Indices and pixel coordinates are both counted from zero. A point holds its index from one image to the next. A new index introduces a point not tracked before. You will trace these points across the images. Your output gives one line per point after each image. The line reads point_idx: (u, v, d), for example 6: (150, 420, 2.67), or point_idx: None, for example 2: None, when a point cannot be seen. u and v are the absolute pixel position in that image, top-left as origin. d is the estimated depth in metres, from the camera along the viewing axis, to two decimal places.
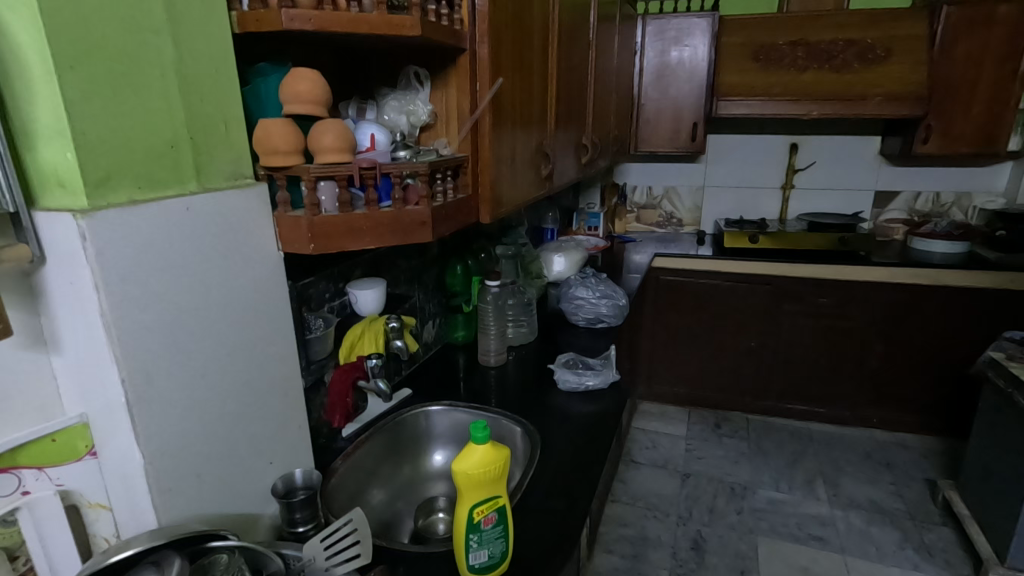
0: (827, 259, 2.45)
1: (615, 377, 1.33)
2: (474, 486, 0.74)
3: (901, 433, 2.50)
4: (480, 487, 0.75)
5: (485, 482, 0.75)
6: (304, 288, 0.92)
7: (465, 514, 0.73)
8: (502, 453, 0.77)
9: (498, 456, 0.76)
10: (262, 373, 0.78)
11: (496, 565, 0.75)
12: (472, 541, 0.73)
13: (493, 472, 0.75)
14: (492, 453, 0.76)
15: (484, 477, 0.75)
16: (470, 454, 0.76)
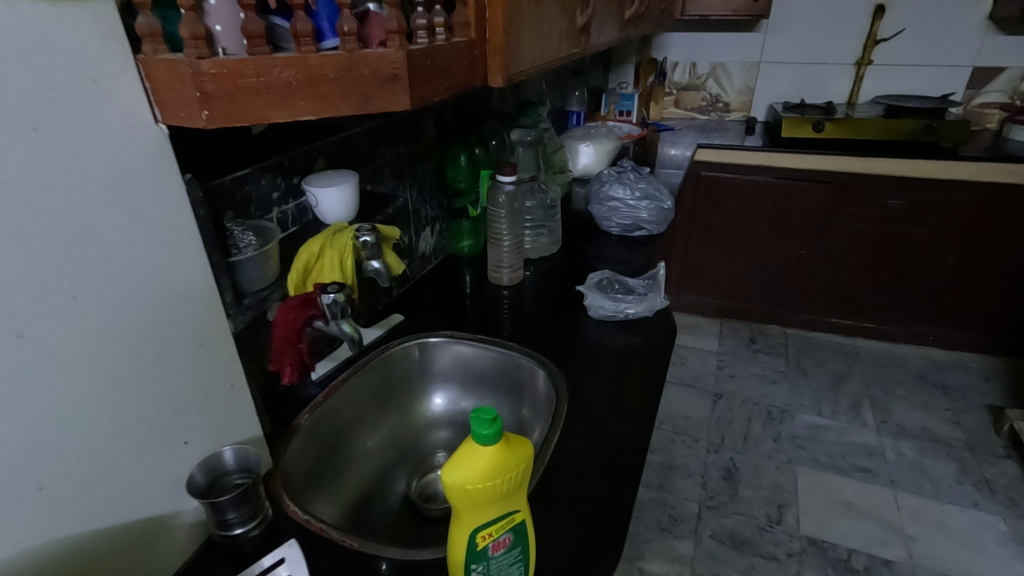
0: (907, 152, 2.04)
1: (662, 304, 1.04)
2: (476, 506, 0.50)
3: (960, 352, 2.25)
4: (485, 505, 0.50)
5: (494, 498, 0.50)
6: (235, 187, 0.67)
7: (463, 542, 0.51)
8: (518, 452, 0.52)
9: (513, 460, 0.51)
10: (149, 318, 0.51)
11: None
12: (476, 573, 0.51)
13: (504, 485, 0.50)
14: (502, 455, 0.51)
15: (492, 493, 0.50)
16: (468, 460, 0.50)
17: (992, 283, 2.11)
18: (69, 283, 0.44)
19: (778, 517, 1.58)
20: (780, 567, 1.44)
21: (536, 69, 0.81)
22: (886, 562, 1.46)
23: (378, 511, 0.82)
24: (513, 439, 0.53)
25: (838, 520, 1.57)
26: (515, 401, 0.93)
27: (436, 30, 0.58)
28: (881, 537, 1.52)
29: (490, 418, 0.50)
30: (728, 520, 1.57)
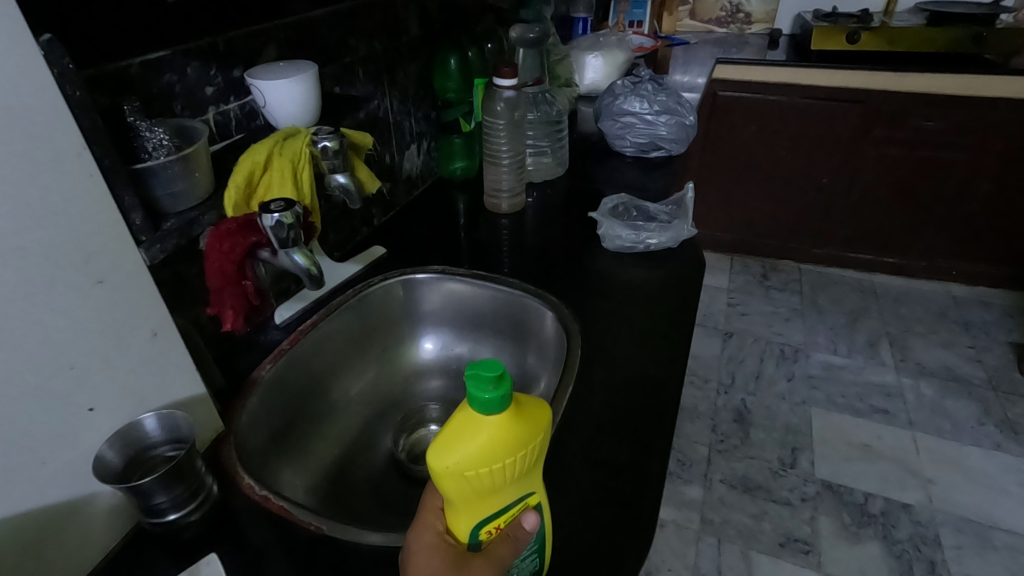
0: (949, 65, 1.83)
1: (689, 233, 0.90)
2: (478, 492, 0.40)
3: (983, 288, 2.13)
4: (487, 490, 0.40)
5: (499, 483, 0.40)
6: (144, 72, 0.50)
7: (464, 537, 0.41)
8: (530, 416, 0.41)
9: (524, 432, 0.40)
10: (9, 242, 0.36)
11: None
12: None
13: (515, 464, 0.40)
14: (512, 420, 0.40)
15: (498, 477, 0.40)
16: (466, 431, 0.39)
17: None
18: None
19: (791, 460, 1.50)
20: (793, 512, 1.38)
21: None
22: (904, 506, 1.39)
23: (359, 474, 0.70)
24: (526, 404, 0.42)
25: (854, 463, 1.49)
26: (518, 346, 0.79)
27: None
28: (899, 481, 1.45)
29: (495, 374, 0.38)
30: (739, 464, 1.49)
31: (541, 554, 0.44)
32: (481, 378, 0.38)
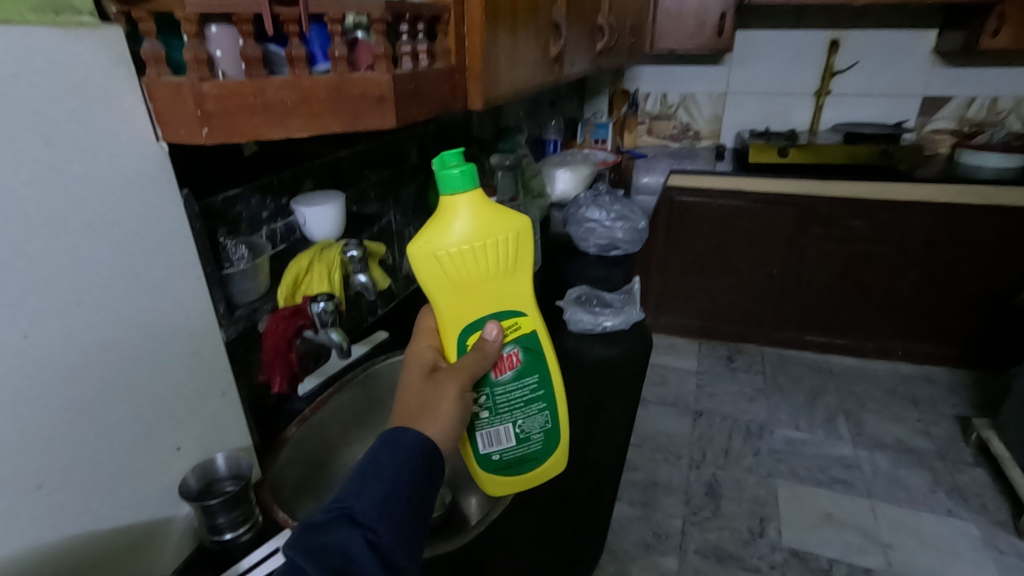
0: (866, 176, 2.15)
1: (638, 316, 1.09)
2: (461, 279, 0.65)
3: (928, 366, 2.33)
4: (464, 275, 0.65)
5: (470, 262, 0.64)
6: (224, 204, 0.68)
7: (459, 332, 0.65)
8: (495, 209, 0.65)
9: (477, 211, 0.63)
10: (146, 326, 0.53)
11: (533, 441, 0.68)
12: (479, 419, 0.65)
13: (482, 250, 0.64)
14: (476, 203, 0.64)
15: (469, 258, 0.64)
16: (442, 216, 0.64)
17: (954, 298, 2.21)
18: (67, 292, 0.46)
19: (760, 529, 1.60)
20: None
21: (501, 91, 0.80)
22: (866, 571, 1.48)
23: None
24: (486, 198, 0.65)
25: (819, 531, 1.60)
26: None
27: (420, 56, 0.62)
28: (860, 547, 1.55)
29: (453, 158, 0.62)
30: (712, 534, 1.59)
31: (525, 369, 0.66)
32: (446, 159, 0.62)
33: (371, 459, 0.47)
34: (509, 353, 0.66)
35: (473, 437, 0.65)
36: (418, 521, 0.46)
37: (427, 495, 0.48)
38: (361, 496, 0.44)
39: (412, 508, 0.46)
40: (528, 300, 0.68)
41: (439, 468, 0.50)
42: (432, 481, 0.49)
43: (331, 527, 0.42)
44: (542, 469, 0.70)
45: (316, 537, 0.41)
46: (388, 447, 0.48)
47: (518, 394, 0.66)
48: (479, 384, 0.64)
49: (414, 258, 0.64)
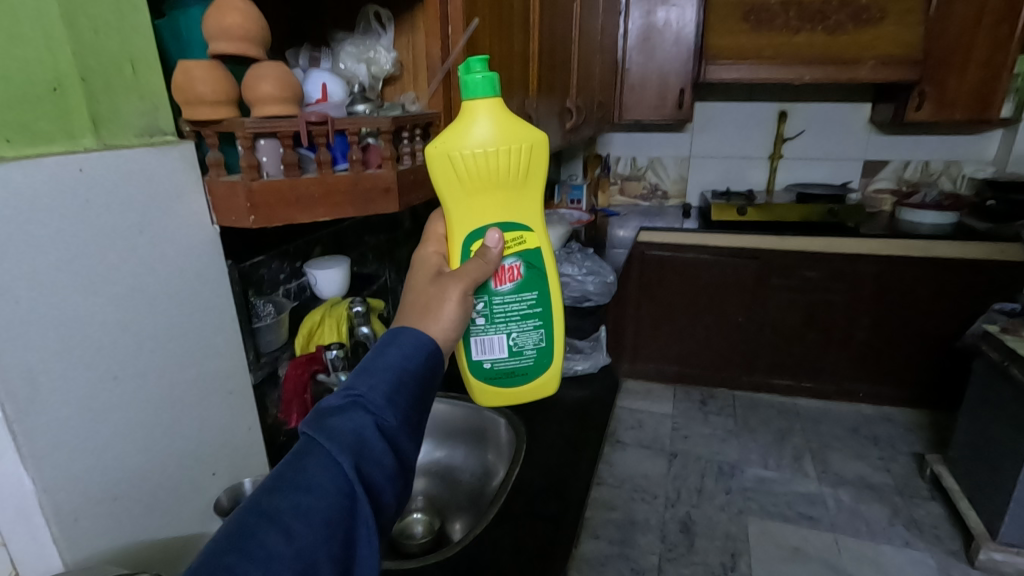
0: (816, 232, 2.36)
1: (605, 361, 1.24)
2: (473, 184, 0.70)
3: (888, 406, 2.48)
4: (476, 179, 0.70)
5: (482, 167, 0.69)
6: (251, 269, 0.81)
7: (466, 235, 0.71)
8: (515, 120, 0.68)
9: (495, 118, 0.67)
10: (197, 370, 0.66)
11: (523, 356, 0.77)
12: (475, 325, 0.74)
13: (497, 157, 0.68)
14: (496, 111, 0.67)
15: (484, 162, 0.68)
16: (461, 121, 0.67)
17: (905, 342, 2.38)
18: (146, 342, 0.59)
19: (732, 564, 1.69)
20: None
21: None
22: None
23: None
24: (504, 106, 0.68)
25: (786, 564, 1.69)
26: (481, 449, 1.08)
27: (416, 154, 0.79)
28: None
29: (477, 62, 0.66)
30: (686, 569, 1.68)
31: (522, 283, 0.74)
32: (470, 65, 0.66)
33: (379, 354, 0.52)
34: (510, 266, 0.73)
35: (468, 343, 0.75)
36: (421, 408, 0.52)
37: (429, 386, 0.53)
38: (372, 386, 0.49)
39: (416, 395, 0.51)
40: (534, 216, 0.73)
41: (440, 364, 0.56)
42: (434, 375, 0.54)
43: (345, 412, 0.47)
44: (529, 385, 0.79)
45: (331, 420, 0.46)
46: (396, 344, 0.53)
47: (515, 307, 0.74)
48: (479, 291, 0.72)
49: (430, 155, 0.68)
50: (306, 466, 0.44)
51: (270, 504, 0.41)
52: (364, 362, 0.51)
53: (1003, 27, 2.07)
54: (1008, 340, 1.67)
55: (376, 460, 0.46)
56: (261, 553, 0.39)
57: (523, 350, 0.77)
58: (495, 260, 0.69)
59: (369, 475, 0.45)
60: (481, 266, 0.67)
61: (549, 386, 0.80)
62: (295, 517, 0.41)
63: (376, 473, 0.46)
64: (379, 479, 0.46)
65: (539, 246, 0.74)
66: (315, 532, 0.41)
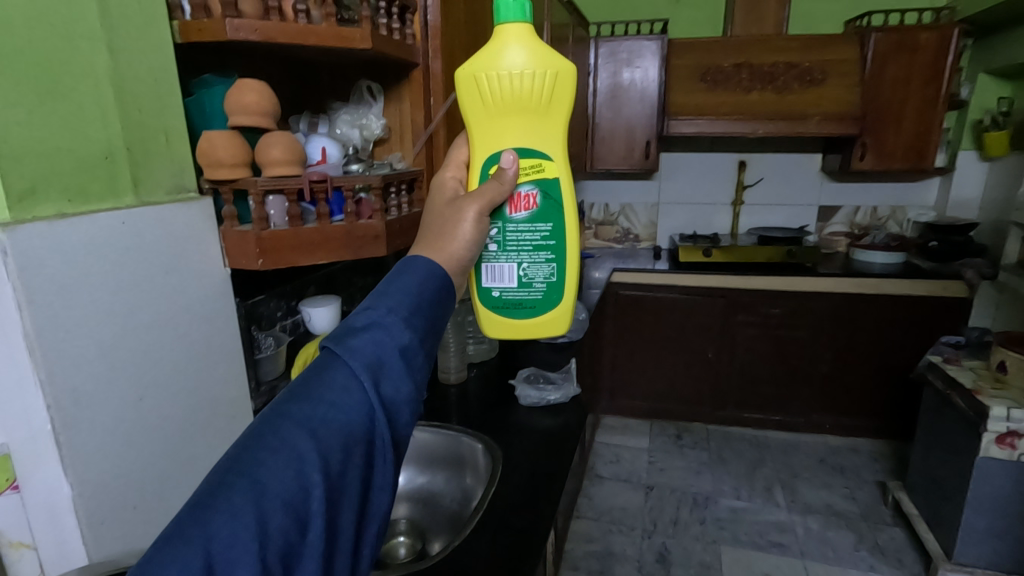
0: (777, 272, 2.51)
1: (576, 391, 1.34)
2: (498, 107, 0.75)
3: (853, 437, 2.59)
4: (499, 102, 0.74)
5: (506, 89, 0.74)
6: (253, 307, 0.91)
7: (486, 156, 0.75)
8: (545, 47, 0.73)
9: (524, 41, 0.72)
10: (206, 394, 0.75)
11: (532, 288, 0.80)
12: (487, 251, 0.77)
13: (522, 81, 0.73)
14: (527, 37, 0.72)
15: (508, 84, 0.73)
16: (493, 44, 0.73)
17: (865, 374, 2.51)
18: (165, 369, 0.68)
19: None
20: None
21: None
22: None
23: None
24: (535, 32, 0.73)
25: None
26: (460, 473, 1.16)
27: (401, 206, 0.92)
28: None
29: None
30: None
31: (537, 216, 0.77)
32: None
33: (394, 284, 0.54)
34: (526, 194, 0.76)
35: (480, 269, 0.79)
36: (432, 336, 0.55)
37: (438, 319, 0.56)
38: (390, 309, 0.51)
39: (428, 322, 0.55)
40: (556, 146, 0.76)
41: (448, 300, 0.59)
42: (443, 310, 0.57)
43: (367, 331, 0.49)
44: (539, 318, 0.81)
45: (353, 337, 0.48)
46: (409, 276, 0.56)
47: (528, 236, 0.77)
48: (493, 216, 0.76)
49: (461, 75, 0.74)
50: (329, 377, 0.46)
51: (296, 410, 0.43)
52: (380, 290, 0.53)
53: (931, 88, 2.31)
54: (951, 370, 1.80)
55: (396, 377, 0.48)
56: (289, 452, 0.40)
57: (532, 282, 0.80)
58: (510, 181, 0.73)
59: (389, 390, 0.48)
60: (496, 185, 0.72)
61: (560, 323, 0.81)
62: (322, 420, 0.43)
63: (395, 389, 0.48)
64: (399, 395, 0.48)
65: (557, 178, 0.76)
66: (340, 437, 0.43)
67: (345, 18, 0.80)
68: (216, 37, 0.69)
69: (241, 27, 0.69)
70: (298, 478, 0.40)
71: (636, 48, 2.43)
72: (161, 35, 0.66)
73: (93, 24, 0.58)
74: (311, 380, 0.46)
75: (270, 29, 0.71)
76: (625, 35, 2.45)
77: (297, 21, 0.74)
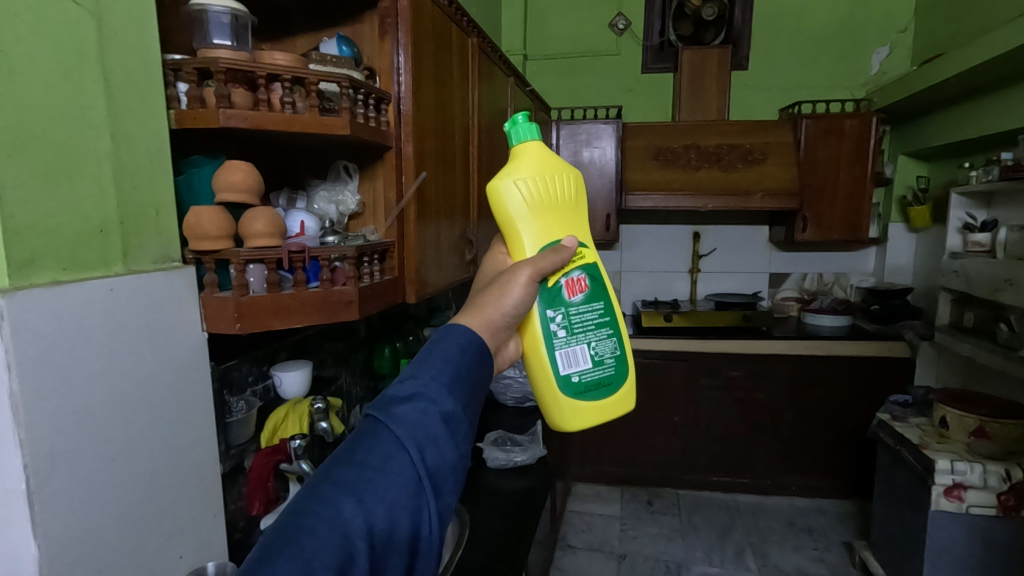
0: (734, 336, 2.62)
1: (542, 452, 1.38)
2: (537, 211, 0.78)
3: (818, 497, 2.64)
4: (540, 202, 0.78)
5: (542, 192, 0.78)
6: (226, 372, 0.94)
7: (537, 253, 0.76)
8: (556, 158, 0.80)
9: (545, 155, 0.79)
10: (176, 456, 0.77)
11: (603, 363, 0.81)
12: (558, 338, 0.78)
13: (552, 184, 0.79)
14: (545, 152, 0.80)
15: (542, 188, 0.78)
16: (518, 163, 0.79)
17: (825, 434, 2.59)
18: (139, 431, 0.70)
19: None
20: None
21: (429, 274, 1.18)
22: None
23: None
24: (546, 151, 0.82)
25: None
26: None
27: (374, 275, 0.99)
28: None
29: (522, 116, 0.80)
30: None
31: (590, 296, 0.79)
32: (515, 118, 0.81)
33: (436, 351, 0.60)
34: (578, 278, 0.78)
35: (555, 358, 0.78)
36: (472, 401, 0.60)
37: (477, 385, 0.62)
38: (433, 379, 0.57)
39: (469, 390, 0.59)
40: (586, 238, 0.82)
41: (487, 366, 0.64)
42: (482, 375, 0.63)
43: (410, 401, 0.55)
44: (614, 392, 0.82)
45: (399, 407, 0.54)
46: (449, 343, 0.61)
47: (589, 315, 0.79)
48: (556, 304, 0.77)
49: (497, 189, 0.77)
50: (376, 444, 0.52)
51: (344, 475, 0.49)
52: (424, 358, 0.59)
53: (858, 167, 2.56)
54: (898, 426, 1.89)
55: (438, 444, 0.53)
56: (339, 514, 0.46)
57: (603, 359, 0.81)
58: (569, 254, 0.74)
59: (432, 456, 0.53)
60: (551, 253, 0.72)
61: (630, 395, 0.84)
62: (367, 486, 0.48)
63: (437, 455, 0.53)
64: (440, 461, 0.53)
65: (596, 262, 0.81)
66: (384, 501, 0.48)
67: (327, 108, 0.90)
68: (209, 124, 0.77)
69: (233, 116, 0.78)
70: (345, 540, 0.45)
71: (594, 131, 2.64)
72: (158, 122, 0.73)
73: (99, 113, 0.65)
74: (360, 446, 0.52)
75: (259, 117, 0.80)
76: (583, 119, 2.67)
77: (284, 111, 0.84)
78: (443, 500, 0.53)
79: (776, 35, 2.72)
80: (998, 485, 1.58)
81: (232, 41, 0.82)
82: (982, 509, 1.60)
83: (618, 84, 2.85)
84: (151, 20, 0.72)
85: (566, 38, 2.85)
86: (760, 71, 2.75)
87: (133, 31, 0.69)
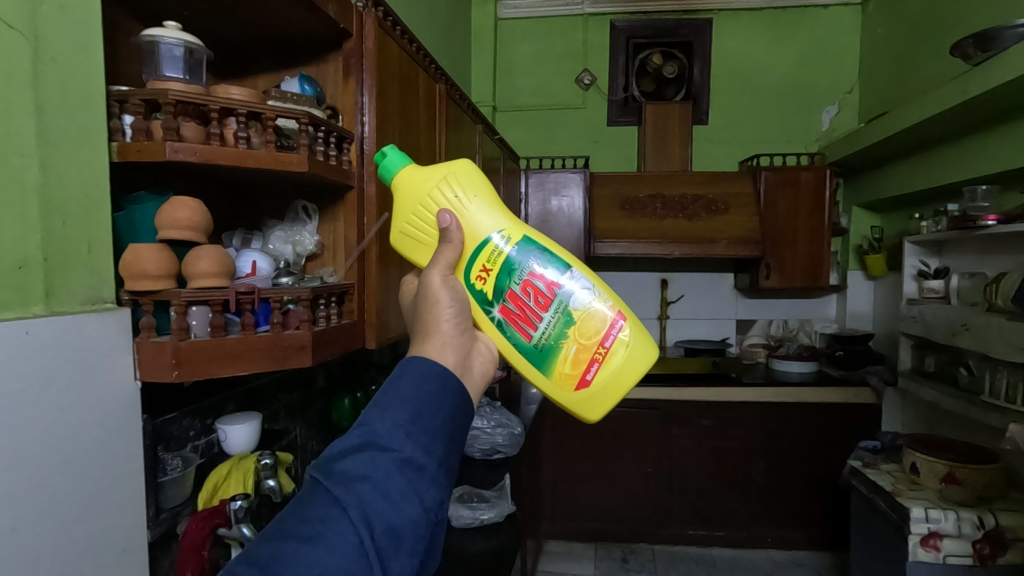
0: (704, 382, 2.61)
1: (510, 509, 1.35)
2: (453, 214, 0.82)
3: (795, 550, 2.59)
4: None
5: None
6: (163, 425, 0.86)
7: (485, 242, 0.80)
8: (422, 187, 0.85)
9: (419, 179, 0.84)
10: (94, 525, 0.67)
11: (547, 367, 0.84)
12: None
13: None
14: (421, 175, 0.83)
15: None
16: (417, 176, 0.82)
17: (800, 482, 2.56)
18: (51, 494, 0.61)
19: None
20: None
21: (391, 317, 1.13)
22: None
23: None
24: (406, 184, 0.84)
25: None
26: None
27: (330, 318, 0.94)
28: None
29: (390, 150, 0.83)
30: None
31: None
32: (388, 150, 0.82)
33: (396, 387, 0.55)
34: None
35: None
36: (443, 440, 0.54)
37: (449, 418, 0.55)
38: (387, 422, 0.51)
39: (439, 432, 0.54)
40: None
41: (462, 394, 0.58)
42: (456, 406, 0.57)
43: (359, 451, 0.50)
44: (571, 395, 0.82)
45: (341, 462, 0.49)
46: (410, 376, 0.56)
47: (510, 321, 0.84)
48: None
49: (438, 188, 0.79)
50: (313, 507, 0.47)
51: (270, 551, 0.44)
52: (379, 399, 0.54)
53: (815, 216, 2.64)
54: (870, 473, 1.87)
55: (387, 498, 0.48)
56: None
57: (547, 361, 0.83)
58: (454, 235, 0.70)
59: (380, 515, 0.47)
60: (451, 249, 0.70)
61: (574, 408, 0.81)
62: (296, 560, 0.44)
63: (386, 513, 0.47)
64: (392, 518, 0.47)
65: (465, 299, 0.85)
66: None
67: (284, 145, 0.87)
68: (155, 157, 0.72)
69: (181, 149, 0.74)
70: None
71: (562, 179, 2.68)
72: (99, 153, 0.68)
73: (28, 141, 0.60)
74: (298, 510, 0.47)
75: (209, 151, 0.77)
76: (551, 168, 2.71)
77: (238, 146, 0.81)
78: (398, 564, 0.47)
79: (732, 92, 2.86)
80: (972, 533, 1.56)
81: (185, 74, 0.79)
82: (959, 559, 1.57)
83: (585, 135, 2.92)
84: (98, 48, 0.68)
85: (534, 92, 2.93)
86: (719, 124, 2.87)
87: (74, 57, 0.65)
